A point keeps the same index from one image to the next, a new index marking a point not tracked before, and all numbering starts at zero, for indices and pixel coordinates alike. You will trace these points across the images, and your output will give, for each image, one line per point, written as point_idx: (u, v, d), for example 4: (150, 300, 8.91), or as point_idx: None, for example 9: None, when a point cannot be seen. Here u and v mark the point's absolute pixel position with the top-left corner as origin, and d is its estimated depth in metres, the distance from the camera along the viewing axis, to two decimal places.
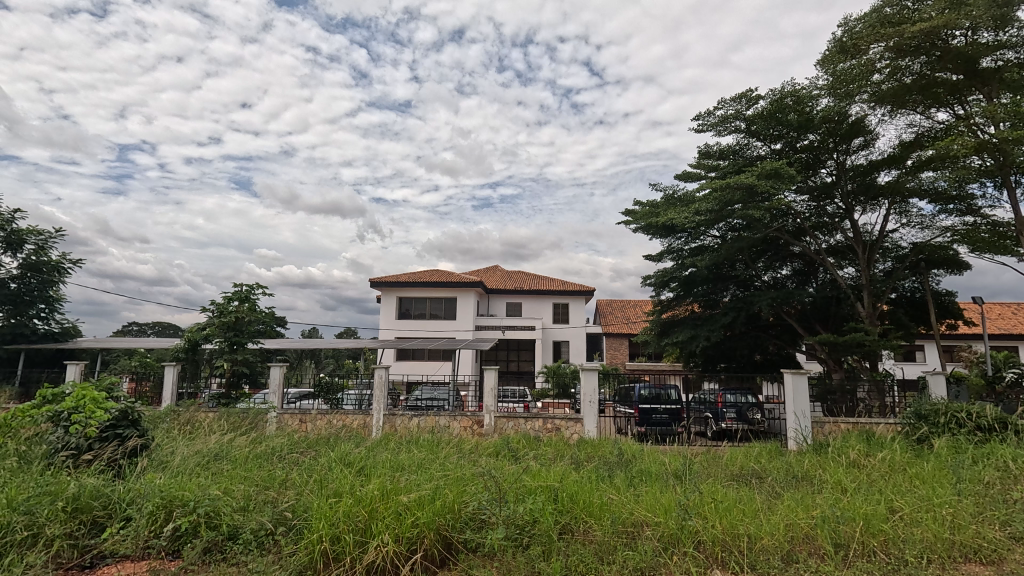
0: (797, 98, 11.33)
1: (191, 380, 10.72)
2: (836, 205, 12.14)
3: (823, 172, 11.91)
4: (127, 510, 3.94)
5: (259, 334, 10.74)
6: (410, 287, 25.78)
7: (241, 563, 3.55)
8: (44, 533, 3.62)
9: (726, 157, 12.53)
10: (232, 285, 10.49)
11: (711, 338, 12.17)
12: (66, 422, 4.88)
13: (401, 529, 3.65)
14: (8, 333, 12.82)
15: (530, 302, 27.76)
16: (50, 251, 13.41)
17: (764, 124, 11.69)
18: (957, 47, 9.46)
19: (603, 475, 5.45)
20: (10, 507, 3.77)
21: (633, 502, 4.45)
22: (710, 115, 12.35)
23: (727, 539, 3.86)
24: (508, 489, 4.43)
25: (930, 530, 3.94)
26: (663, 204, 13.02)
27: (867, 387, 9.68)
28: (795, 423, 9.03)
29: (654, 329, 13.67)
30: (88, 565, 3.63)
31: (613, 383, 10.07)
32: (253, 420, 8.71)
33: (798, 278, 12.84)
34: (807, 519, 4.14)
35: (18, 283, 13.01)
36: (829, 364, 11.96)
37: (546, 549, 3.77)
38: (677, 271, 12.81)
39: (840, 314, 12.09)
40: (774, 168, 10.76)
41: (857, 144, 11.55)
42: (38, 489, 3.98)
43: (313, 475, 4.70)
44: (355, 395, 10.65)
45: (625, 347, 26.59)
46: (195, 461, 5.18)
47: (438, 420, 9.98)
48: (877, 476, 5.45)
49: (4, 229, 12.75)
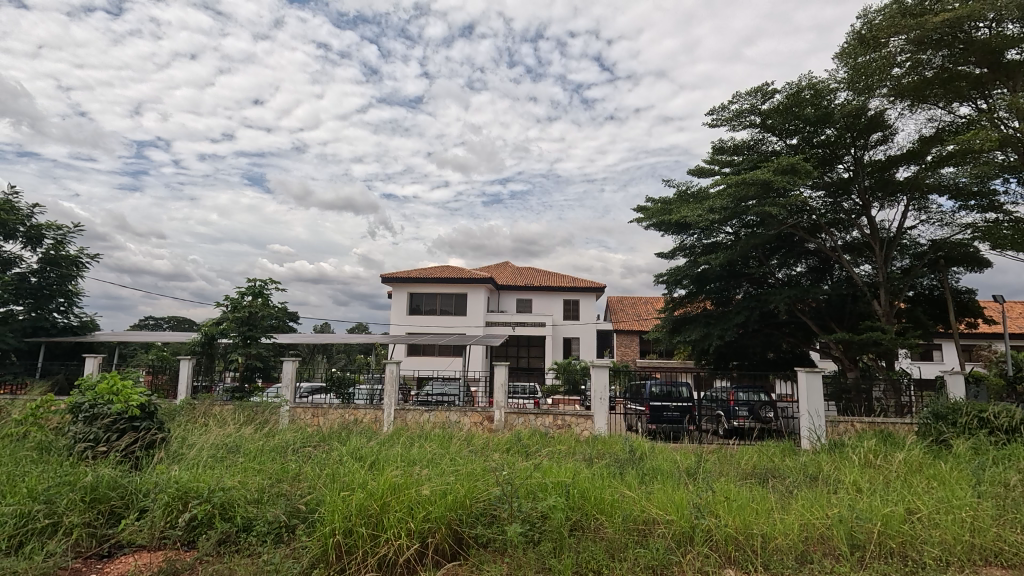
0: (814, 91, 11.17)
1: (207, 374, 10.81)
2: (852, 201, 11.87)
3: (839, 168, 11.70)
4: (142, 501, 3.99)
5: (271, 329, 10.83)
6: (421, 282, 25.90)
7: (256, 555, 3.61)
8: (64, 523, 3.72)
9: (740, 152, 12.43)
10: (246, 279, 10.64)
11: (725, 336, 12.02)
12: (87, 412, 5.01)
13: (413, 523, 3.66)
14: (30, 326, 13.02)
15: (541, 298, 27.81)
16: (68, 246, 13.60)
17: (780, 118, 11.56)
18: (981, 40, 9.13)
19: (614, 472, 5.43)
20: (32, 497, 3.87)
21: (645, 499, 4.42)
22: (725, 110, 12.18)
23: (741, 538, 3.82)
24: (520, 485, 4.39)
25: (950, 532, 3.87)
26: (676, 200, 12.93)
27: (883, 386, 9.54)
28: (810, 422, 8.93)
29: (667, 326, 13.49)
30: (107, 554, 3.69)
31: (625, 379, 10.25)
32: (266, 414, 8.81)
33: (814, 274, 12.68)
34: (823, 519, 4.08)
35: (38, 276, 13.26)
36: (845, 362, 11.78)
37: (557, 545, 3.78)
38: (690, 269, 12.69)
39: (856, 311, 11.90)
40: (790, 163, 10.58)
41: (875, 139, 11.36)
42: (59, 478, 4.09)
43: (326, 468, 4.74)
44: (366, 390, 10.63)
45: (636, 343, 26.52)
46: (210, 453, 5.23)
47: (449, 415, 10.04)
48: (895, 477, 5.33)
49: (24, 225, 13.00)
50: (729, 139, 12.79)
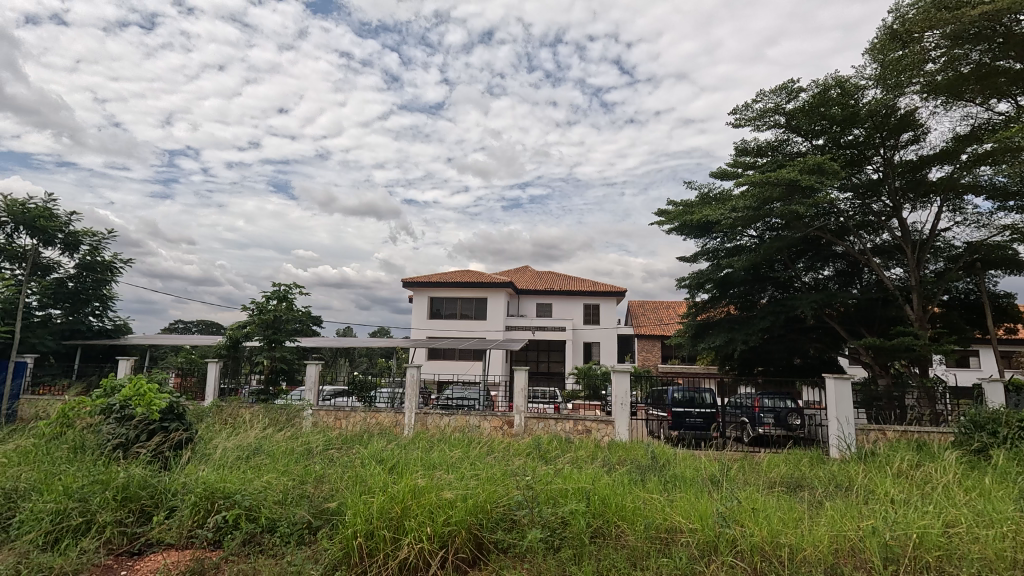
0: (842, 90, 10.98)
1: (233, 377, 11.04)
2: (882, 203, 11.57)
3: (868, 169, 11.43)
4: (171, 501, 4.10)
5: (296, 333, 11.04)
6: (442, 286, 26.08)
7: (280, 555, 3.66)
8: (96, 520, 3.83)
9: (764, 154, 12.22)
10: (271, 284, 10.86)
11: (749, 341, 11.78)
12: (120, 412, 5.16)
13: (434, 527, 3.66)
14: (67, 329, 13.51)
15: (561, 302, 27.75)
16: (103, 251, 14.07)
17: (806, 118, 11.34)
18: (1022, 34, 8.69)
19: (636, 479, 5.36)
20: (67, 494, 4.00)
21: (667, 507, 4.35)
22: (748, 109, 11.99)
23: (767, 549, 3.72)
24: (540, 491, 4.38)
25: (990, 548, 3.69)
26: (698, 202, 12.76)
27: (916, 394, 9.23)
28: (839, 430, 8.65)
29: (689, 331, 13.30)
30: (136, 552, 3.77)
31: (646, 385, 9.99)
32: (291, 416, 8.98)
33: (842, 278, 12.34)
34: (854, 530, 3.96)
35: (75, 281, 13.70)
36: (875, 369, 11.41)
37: (577, 552, 3.74)
38: (713, 272, 12.46)
39: (886, 316, 11.57)
40: (817, 163, 10.34)
41: (906, 138, 11.05)
42: (92, 477, 4.21)
43: (348, 471, 4.78)
44: (388, 394, 10.66)
45: (658, 349, 26.19)
46: (236, 454, 5.34)
47: (469, 419, 10.00)
48: (931, 489, 5.12)
49: (62, 232, 13.50)
50: (753, 140, 12.56)
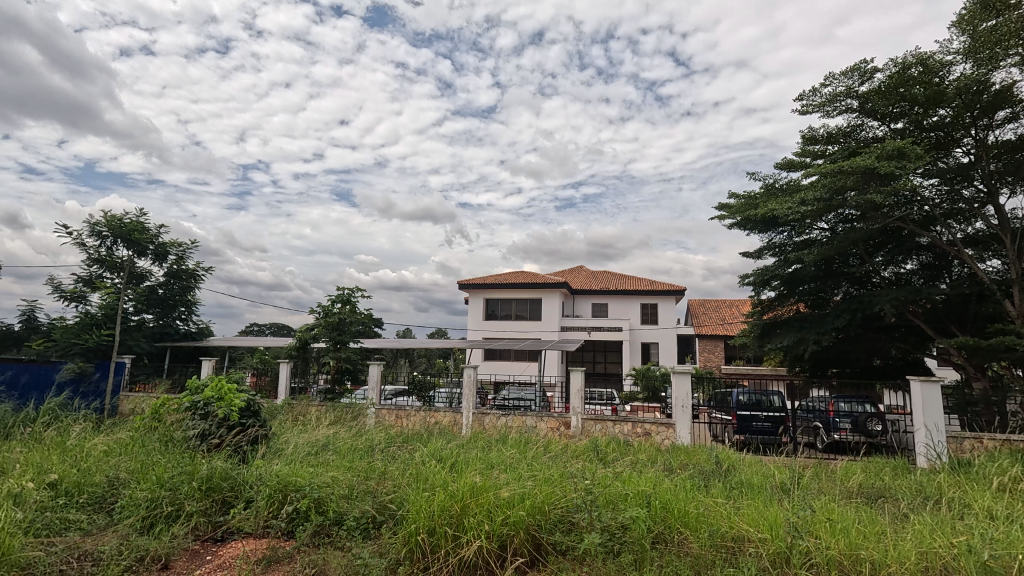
0: (925, 67, 10.02)
1: (302, 376, 11.64)
2: (974, 188, 10.53)
3: (957, 152, 10.43)
4: (248, 492, 4.38)
5: (359, 335, 11.51)
6: (496, 288, 26.33)
7: (347, 548, 3.82)
8: (184, 508, 4.16)
9: (835, 141, 11.45)
10: (335, 288, 11.38)
11: (822, 341, 11.06)
12: (203, 409, 5.58)
13: (492, 526, 3.69)
14: (158, 331, 14.80)
15: (617, 302, 27.24)
16: (188, 260, 15.29)
17: (882, 100, 10.55)
18: None
19: (698, 484, 5.17)
20: (160, 483, 4.38)
21: (732, 515, 4.16)
22: (816, 94, 11.28)
23: (846, 564, 3.47)
24: (599, 493, 4.32)
25: None
26: (762, 195, 12.15)
27: (1019, 399, 8.36)
28: (927, 437, 7.90)
29: (754, 331, 12.68)
30: (219, 538, 4.06)
31: (709, 387, 9.69)
32: (355, 414, 9.37)
33: (927, 272, 11.28)
34: (947, 547, 3.62)
35: (164, 288, 14.98)
36: (969, 371, 10.38)
37: (638, 558, 3.65)
38: (780, 268, 11.81)
39: (982, 313, 10.50)
40: (897, 148, 9.55)
41: (1002, 116, 9.97)
42: (180, 468, 4.58)
43: (409, 468, 4.92)
44: (446, 394, 10.99)
45: (721, 350, 25.14)
46: (306, 450, 5.64)
47: (525, 420, 10.03)
48: None
49: (153, 243, 14.80)
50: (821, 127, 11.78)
